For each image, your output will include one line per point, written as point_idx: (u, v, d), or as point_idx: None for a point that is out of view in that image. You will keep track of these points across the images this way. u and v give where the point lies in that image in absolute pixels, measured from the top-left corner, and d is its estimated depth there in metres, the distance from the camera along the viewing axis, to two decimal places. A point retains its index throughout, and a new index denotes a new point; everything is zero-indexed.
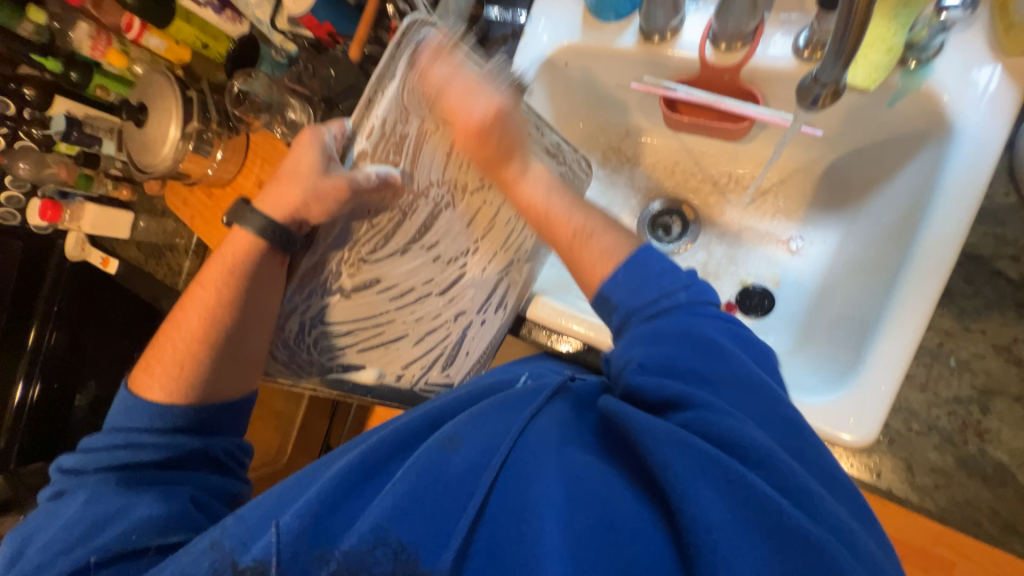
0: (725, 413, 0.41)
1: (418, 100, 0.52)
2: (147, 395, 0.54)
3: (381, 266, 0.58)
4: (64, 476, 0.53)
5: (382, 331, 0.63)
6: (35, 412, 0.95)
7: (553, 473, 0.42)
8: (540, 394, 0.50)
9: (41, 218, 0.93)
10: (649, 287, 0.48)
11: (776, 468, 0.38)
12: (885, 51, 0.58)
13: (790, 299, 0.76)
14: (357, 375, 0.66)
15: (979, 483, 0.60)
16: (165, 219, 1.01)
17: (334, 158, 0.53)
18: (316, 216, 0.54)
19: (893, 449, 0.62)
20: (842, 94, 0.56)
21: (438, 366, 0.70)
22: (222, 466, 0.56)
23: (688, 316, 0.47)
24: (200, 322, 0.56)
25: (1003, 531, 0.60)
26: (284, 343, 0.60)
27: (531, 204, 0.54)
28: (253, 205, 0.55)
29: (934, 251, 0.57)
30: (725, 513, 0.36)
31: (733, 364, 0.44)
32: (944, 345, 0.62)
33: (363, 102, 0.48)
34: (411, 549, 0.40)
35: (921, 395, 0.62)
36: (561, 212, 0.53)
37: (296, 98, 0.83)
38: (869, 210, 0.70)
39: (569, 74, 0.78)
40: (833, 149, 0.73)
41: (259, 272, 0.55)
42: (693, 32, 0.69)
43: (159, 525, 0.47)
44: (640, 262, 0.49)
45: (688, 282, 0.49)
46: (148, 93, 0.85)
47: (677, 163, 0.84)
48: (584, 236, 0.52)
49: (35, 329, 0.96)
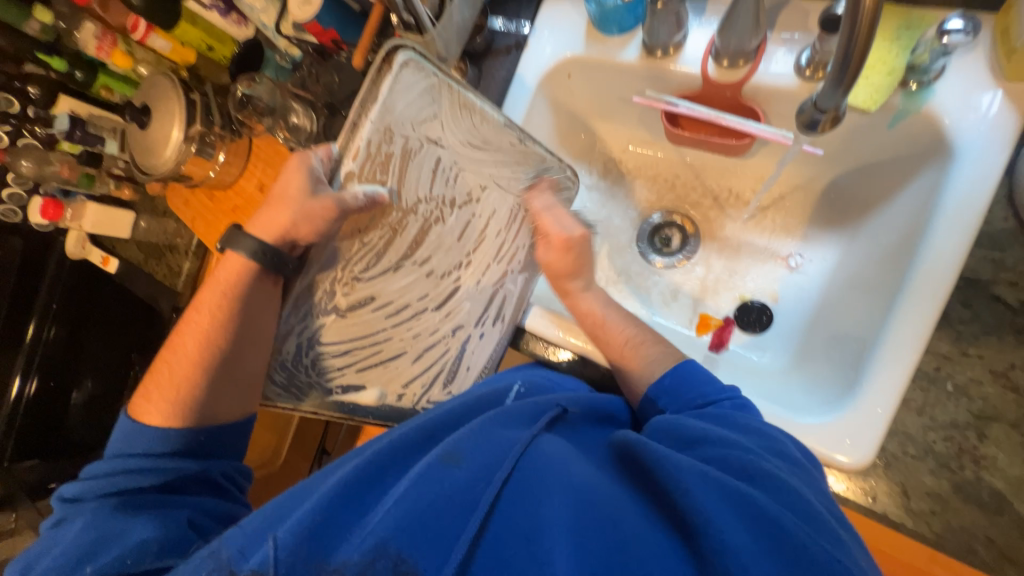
0: (741, 449, 0.45)
1: (405, 120, 0.51)
2: (145, 421, 0.54)
3: (376, 284, 0.56)
4: (63, 504, 0.52)
5: (379, 350, 0.61)
6: (30, 410, 0.95)
7: (561, 490, 0.42)
8: (541, 416, 0.51)
9: (42, 216, 0.93)
10: (695, 393, 0.57)
11: (788, 493, 0.40)
12: (887, 73, 0.59)
13: (787, 317, 0.76)
14: (358, 397, 0.63)
15: (974, 509, 0.60)
16: (166, 219, 1.01)
17: (322, 181, 0.52)
18: (305, 236, 0.53)
19: (888, 473, 0.62)
20: (842, 120, 0.59)
21: (438, 383, 0.68)
22: (223, 491, 0.56)
23: (731, 411, 0.52)
24: (197, 345, 0.56)
25: (998, 559, 0.60)
26: (281, 365, 0.56)
27: (591, 311, 0.68)
28: (246, 229, 0.55)
29: (931, 273, 0.56)
30: (742, 531, 0.36)
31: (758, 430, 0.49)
32: (941, 369, 0.62)
33: (347, 127, 0.49)
34: (410, 563, 0.39)
35: (918, 419, 0.62)
36: (617, 323, 0.67)
37: (299, 104, 0.85)
38: (868, 229, 0.70)
39: (572, 86, 0.78)
40: (832, 167, 0.73)
41: (254, 294, 0.55)
42: (696, 48, 0.69)
43: (156, 547, 0.47)
44: (690, 373, 0.59)
45: (734, 394, 0.55)
46: (151, 95, 0.85)
47: (677, 176, 0.84)
48: (636, 344, 0.65)
49: (33, 324, 0.96)
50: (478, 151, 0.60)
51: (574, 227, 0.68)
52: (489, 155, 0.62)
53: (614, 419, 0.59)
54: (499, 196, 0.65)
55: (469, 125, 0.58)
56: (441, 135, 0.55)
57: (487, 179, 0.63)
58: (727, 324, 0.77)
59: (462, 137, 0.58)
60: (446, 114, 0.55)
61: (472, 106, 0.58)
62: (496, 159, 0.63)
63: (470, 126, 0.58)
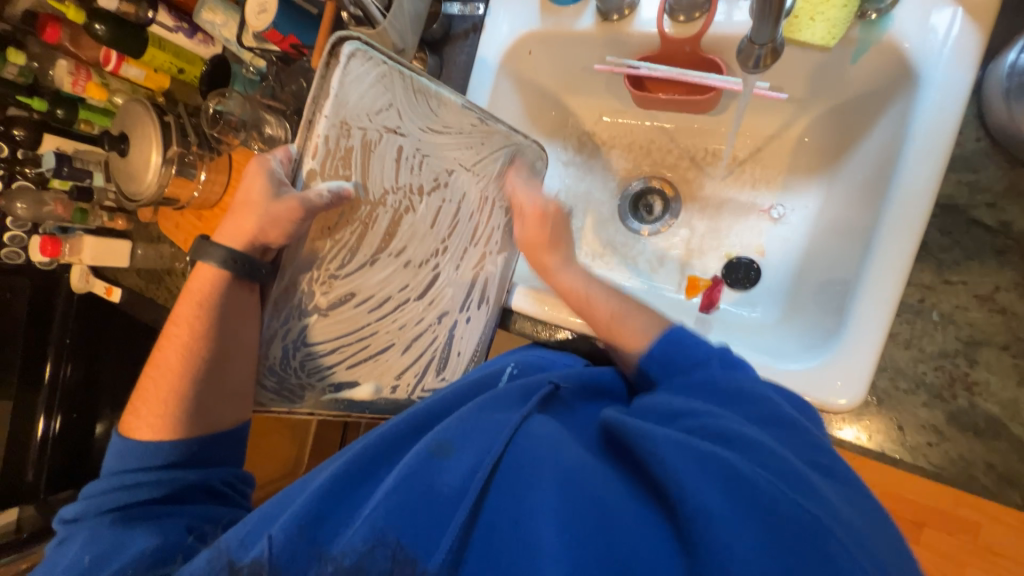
0: (723, 416, 0.44)
1: (358, 110, 0.50)
2: (138, 437, 0.56)
3: (354, 279, 0.57)
4: (65, 525, 0.54)
5: (367, 345, 0.62)
6: (57, 445, 1.01)
7: (547, 470, 0.42)
8: (532, 397, 0.51)
9: (41, 254, 0.94)
10: (684, 360, 0.55)
11: (767, 452, 0.40)
12: (843, 6, 0.56)
13: (774, 270, 0.75)
14: (353, 392, 0.64)
15: (971, 437, 0.59)
16: (162, 244, 0.99)
17: (284, 184, 0.51)
18: (275, 240, 0.52)
19: (881, 410, 0.62)
20: (781, 52, 0.59)
21: (432, 370, 0.70)
22: (223, 497, 0.58)
23: (722, 373, 0.51)
24: (179, 358, 0.56)
25: (999, 483, 0.59)
26: (270, 370, 0.57)
27: (575, 288, 0.67)
28: (213, 241, 0.55)
29: (907, 206, 0.56)
30: (722, 498, 0.36)
31: (749, 394, 0.48)
32: (926, 300, 0.61)
33: (305, 124, 0.49)
34: (409, 549, 0.39)
35: (906, 352, 0.61)
36: (600, 296, 0.65)
37: (272, 114, 0.86)
38: (847, 170, 0.69)
39: (534, 63, 0.78)
40: (808, 112, 0.72)
41: (228, 303, 0.55)
42: (650, 8, 0.68)
43: (156, 556, 0.49)
44: (677, 339, 0.57)
45: (721, 351, 0.54)
46: (127, 122, 0.86)
47: (652, 141, 0.84)
48: (618, 317, 0.62)
49: (50, 363, 1.01)
50: (442, 136, 0.59)
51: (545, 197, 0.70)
52: (450, 138, 0.60)
53: (602, 378, 0.59)
54: (469, 179, 0.64)
55: (429, 109, 0.57)
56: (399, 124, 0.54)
57: (455, 163, 0.62)
58: (715, 284, 0.76)
59: (422, 124, 0.57)
60: (403, 100, 0.54)
61: (424, 90, 0.55)
62: (461, 141, 0.61)
63: (428, 112, 0.57)
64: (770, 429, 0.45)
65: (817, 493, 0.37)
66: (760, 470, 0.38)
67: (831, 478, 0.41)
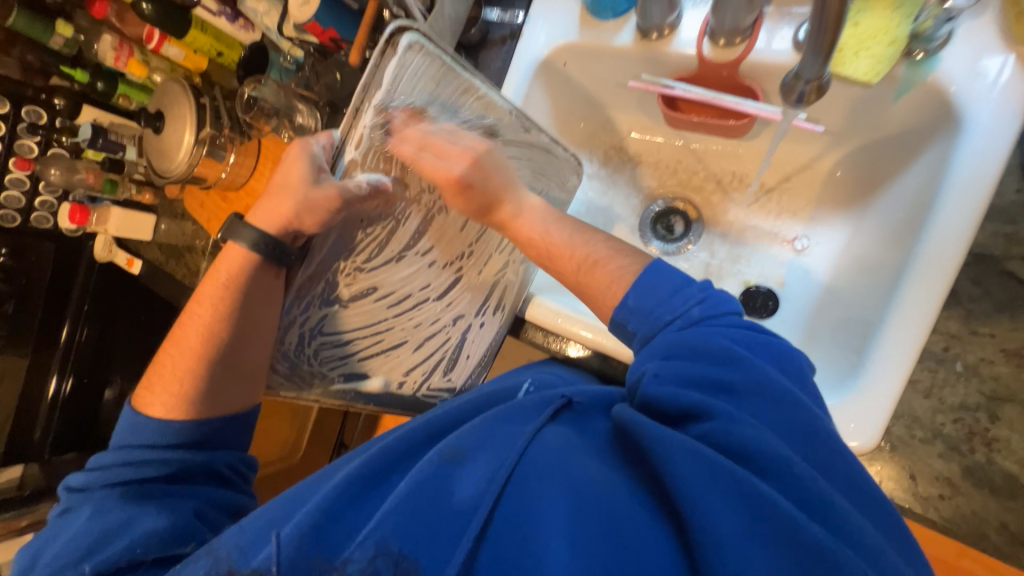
0: (729, 418, 0.41)
1: (405, 105, 0.50)
2: (148, 412, 0.55)
3: (378, 274, 0.57)
4: (72, 492, 0.54)
5: (381, 340, 0.62)
6: (67, 405, 1.02)
7: (560, 484, 0.41)
8: (547, 407, 0.48)
9: (70, 221, 0.96)
10: (663, 309, 0.49)
11: (793, 477, 0.37)
12: (889, 43, 0.56)
13: (795, 302, 0.74)
14: (364, 384, 0.65)
15: (988, 495, 0.58)
16: (185, 222, 0.98)
17: (321, 166, 0.52)
18: (309, 227, 0.53)
19: (893, 457, 0.60)
20: (826, 89, 0.57)
21: (439, 371, 0.70)
22: (229, 481, 0.57)
23: (700, 332, 0.47)
24: (200, 337, 0.57)
25: (1013, 546, 0.57)
26: (284, 355, 0.59)
27: (532, 238, 0.58)
28: (246, 220, 0.56)
29: (940, 249, 0.54)
30: (735, 525, 0.35)
31: (755, 371, 0.43)
32: (950, 350, 0.60)
33: (350, 112, 0.47)
34: (410, 560, 0.39)
35: (926, 401, 0.60)
36: (565, 246, 0.57)
37: (305, 104, 0.87)
38: (877, 210, 0.68)
39: (568, 75, 0.77)
40: (841, 146, 0.71)
41: (252, 285, 0.56)
42: (690, 29, 0.67)
43: (166, 537, 0.48)
44: (649, 284, 0.51)
45: (700, 296, 0.49)
46: (164, 100, 0.88)
47: (679, 161, 0.83)
48: (590, 264, 0.55)
49: (68, 325, 1.03)
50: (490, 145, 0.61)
51: (473, 141, 0.57)
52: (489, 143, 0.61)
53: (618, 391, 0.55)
54: None
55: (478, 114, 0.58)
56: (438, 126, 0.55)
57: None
58: None
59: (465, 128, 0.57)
60: (447, 103, 0.54)
61: (477, 92, 0.56)
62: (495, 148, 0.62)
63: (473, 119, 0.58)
64: (795, 440, 0.40)
65: (847, 529, 0.35)
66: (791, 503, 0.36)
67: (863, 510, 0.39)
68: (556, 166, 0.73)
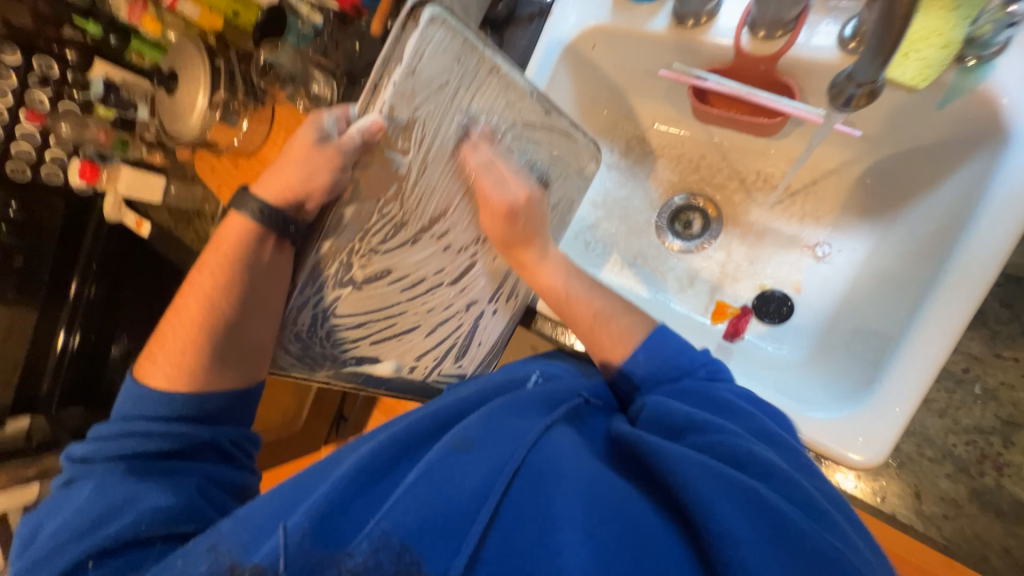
0: (732, 433, 0.43)
1: (426, 83, 0.48)
2: (148, 381, 0.54)
3: (392, 257, 0.57)
4: (74, 463, 0.53)
5: (394, 323, 0.62)
6: (75, 360, 1.00)
7: (574, 482, 0.41)
8: (557, 407, 0.50)
9: (80, 178, 0.95)
10: (668, 366, 0.54)
11: (791, 482, 0.38)
12: (942, 46, 0.52)
13: (809, 308, 0.73)
14: (374, 367, 0.66)
15: (992, 514, 0.73)
16: (194, 185, 0.98)
17: (330, 138, 0.49)
18: (316, 195, 0.51)
19: (902, 472, 0.75)
20: (879, 94, 0.54)
21: (450, 357, 0.69)
22: (230, 458, 0.57)
23: (707, 383, 0.51)
24: (199, 308, 0.55)
25: (1006, 562, 0.73)
26: (297, 336, 0.60)
27: (552, 284, 0.61)
28: (252, 189, 0.54)
29: (969, 265, 0.53)
30: (749, 524, 0.35)
31: (742, 413, 0.47)
32: (971, 371, 0.75)
33: (369, 89, 0.47)
34: (412, 554, 0.37)
35: (942, 420, 0.75)
36: (581, 293, 0.61)
37: (320, 72, 0.83)
38: (904, 221, 0.67)
39: (595, 59, 0.74)
40: (875, 152, 0.69)
41: (257, 256, 0.54)
42: (730, 18, 0.64)
43: (169, 516, 0.47)
44: (660, 343, 0.57)
45: (705, 360, 0.55)
46: (179, 60, 0.88)
47: (703, 157, 0.81)
48: (598, 321, 0.59)
49: (75, 283, 1.01)
50: (518, 128, 0.59)
51: (516, 187, 0.59)
52: (510, 123, 0.58)
53: (609, 390, 0.59)
54: (527, 168, 0.64)
55: (499, 93, 0.55)
56: (460, 105, 0.52)
57: (509, 150, 0.59)
58: (744, 313, 0.74)
59: (485, 108, 0.55)
60: (468, 81, 0.51)
61: (499, 71, 0.54)
62: (516, 129, 0.59)
63: (495, 98, 0.55)
64: (791, 466, 0.42)
65: (847, 535, 0.36)
66: (783, 500, 0.37)
67: (855, 526, 0.39)
68: (576, 152, 0.69)
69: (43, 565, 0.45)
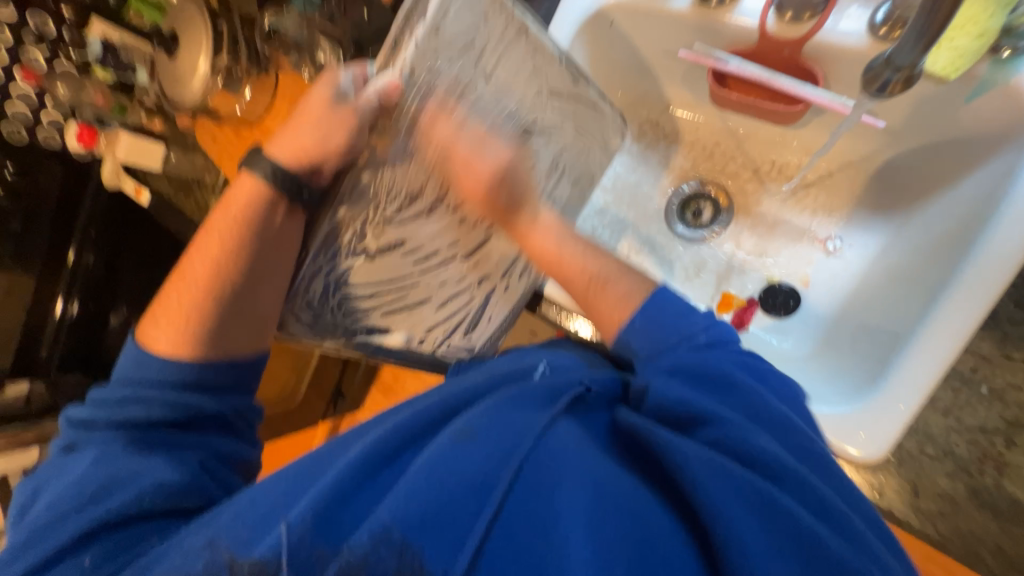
0: (743, 427, 0.41)
1: (449, 42, 0.49)
2: (153, 346, 0.53)
3: (406, 227, 0.56)
4: (74, 427, 0.52)
5: (405, 295, 0.61)
6: (73, 328, 0.98)
7: (582, 480, 0.40)
8: (561, 395, 0.48)
9: (78, 143, 0.94)
10: (670, 333, 0.51)
11: (804, 487, 0.38)
12: (976, 36, 0.50)
13: (815, 301, 0.73)
14: (384, 338, 0.66)
15: (987, 512, 0.78)
16: (194, 154, 0.94)
17: (347, 96, 0.49)
18: (331, 155, 0.51)
19: (902, 469, 0.80)
20: (917, 80, 0.51)
21: (460, 331, 0.68)
22: (235, 428, 0.56)
23: (702, 352, 0.49)
24: (207, 272, 0.54)
25: (999, 558, 0.77)
26: (308, 305, 0.59)
27: (546, 254, 0.57)
28: (265, 149, 0.53)
29: (985, 270, 0.52)
30: (761, 535, 0.35)
31: (751, 393, 0.45)
32: (978, 372, 0.79)
33: (389, 44, 0.48)
34: (415, 552, 0.37)
35: (945, 419, 0.79)
36: (575, 258, 0.57)
37: (326, 40, 0.78)
38: (921, 217, 0.65)
39: (614, 36, 0.70)
40: (897, 143, 0.67)
41: (268, 219, 0.53)
42: (755, 1, 0.62)
43: (173, 492, 0.47)
44: (656, 309, 0.53)
45: (705, 325, 0.52)
46: (179, 19, 0.84)
47: (717, 144, 0.79)
48: (597, 283, 0.56)
49: (74, 250, 0.99)
50: (538, 96, 0.59)
51: (500, 150, 0.53)
52: (533, 88, 0.59)
53: (618, 376, 0.56)
54: (545, 143, 0.62)
55: (525, 56, 0.57)
56: (484, 67, 0.53)
57: (531, 116, 0.59)
58: (749, 305, 0.74)
59: (508, 71, 0.56)
60: (493, 42, 0.53)
61: (526, 34, 0.56)
62: (539, 95, 0.59)
63: (520, 61, 0.57)
64: (794, 455, 0.41)
65: (863, 544, 0.36)
66: (807, 512, 0.37)
67: (866, 520, 0.40)
68: (600, 124, 0.70)
69: (43, 534, 0.45)
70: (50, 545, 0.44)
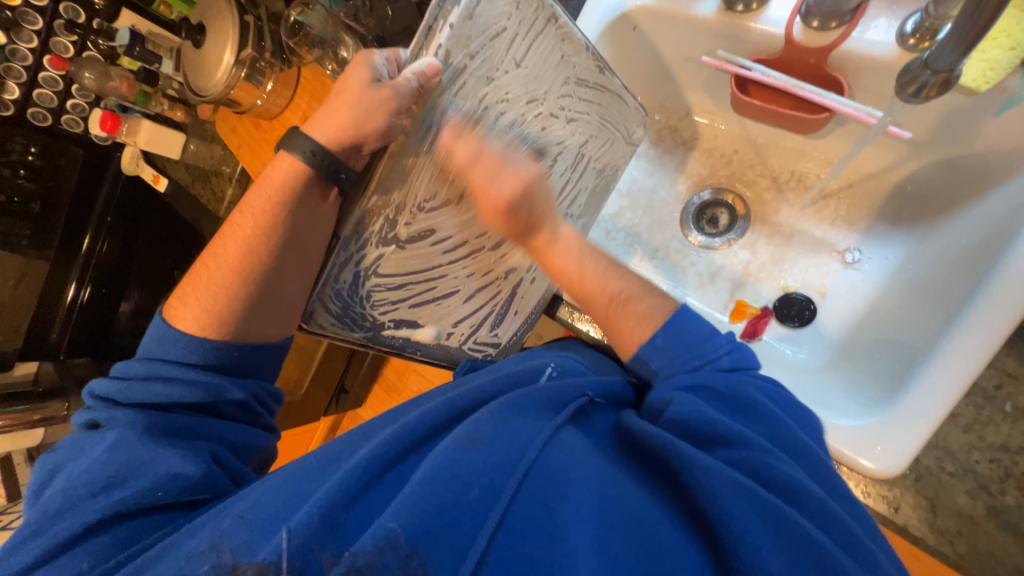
0: (757, 448, 0.42)
1: (483, 29, 0.48)
2: (180, 326, 0.54)
3: (436, 217, 0.53)
4: (98, 403, 0.52)
5: (433, 287, 0.59)
6: (82, 315, 0.98)
7: (591, 493, 0.40)
8: (566, 406, 0.48)
9: (101, 129, 0.93)
10: (690, 355, 0.52)
11: (824, 512, 0.38)
12: (1010, 48, 0.50)
13: (834, 313, 0.72)
14: (416, 332, 0.63)
15: (1005, 530, 0.80)
16: (214, 145, 0.98)
17: (382, 80, 0.48)
18: (369, 142, 0.49)
19: (920, 485, 0.82)
20: (954, 84, 0.50)
21: (487, 325, 0.68)
22: (252, 413, 0.57)
23: (728, 376, 0.49)
24: (237, 253, 0.54)
25: None
26: (337, 294, 0.53)
27: (568, 272, 0.57)
28: (301, 130, 0.51)
29: (1015, 285, 0.51)
30: (775, 559, 0.35)
31: (768, 415, 0.45)
32: (1001, 389, 0.80)
33: (423, 28, 0.45)
34: (422, 556, 0.37)
35: (965, 435, 0.81)
36: (597, 275, 0.57)
37: (351, 36, 0.79)
38: (943, 232, 0.65)
39: (637, 39, 0.70)
40: (917, 157, 0.66)
41: (298, 205, 0.52)
42: (782, 7, 0.61)
43: (186, 484, 0.47)
44: (677, 328, 0.53)
45: (729, 348, 0.52)
46: (207, 11, 0.81)
47: (736, 151, 0.79)
48: (623, 300, 0.56)
49: (88, 238, 0.99)
50: (564, 86, 0.60)
51: (523, 164, 0.55)
52: (560, 78, 0.59)
53: (625, 382, 0.57)
54: (571, 130, 0.63)
55: (554, 44, 0.56)
56: (515, 54, 0.52)
57: (557, 107, 0.60)
58: (763, 314, 0.74)
59: (538, 59, 0.55)
60: (525, 29, 0.52)
61: (556, 21, 0.55)
62: (566, 85, 0.60)
63: (549, 49, 0.56)
64: (816, 481, 0.41)
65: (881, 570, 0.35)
66: (821, 533, 0.36)
67: (882, 548, 0.39)
68: (626, 116, 0.71)
69: (56, 519, 0.45)
70: (65, 529, 0.44)
